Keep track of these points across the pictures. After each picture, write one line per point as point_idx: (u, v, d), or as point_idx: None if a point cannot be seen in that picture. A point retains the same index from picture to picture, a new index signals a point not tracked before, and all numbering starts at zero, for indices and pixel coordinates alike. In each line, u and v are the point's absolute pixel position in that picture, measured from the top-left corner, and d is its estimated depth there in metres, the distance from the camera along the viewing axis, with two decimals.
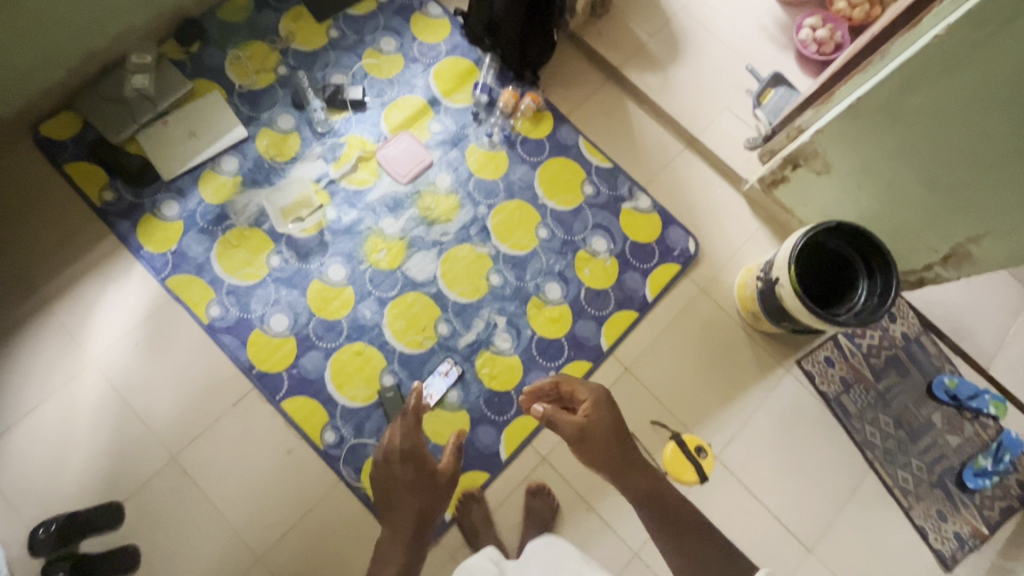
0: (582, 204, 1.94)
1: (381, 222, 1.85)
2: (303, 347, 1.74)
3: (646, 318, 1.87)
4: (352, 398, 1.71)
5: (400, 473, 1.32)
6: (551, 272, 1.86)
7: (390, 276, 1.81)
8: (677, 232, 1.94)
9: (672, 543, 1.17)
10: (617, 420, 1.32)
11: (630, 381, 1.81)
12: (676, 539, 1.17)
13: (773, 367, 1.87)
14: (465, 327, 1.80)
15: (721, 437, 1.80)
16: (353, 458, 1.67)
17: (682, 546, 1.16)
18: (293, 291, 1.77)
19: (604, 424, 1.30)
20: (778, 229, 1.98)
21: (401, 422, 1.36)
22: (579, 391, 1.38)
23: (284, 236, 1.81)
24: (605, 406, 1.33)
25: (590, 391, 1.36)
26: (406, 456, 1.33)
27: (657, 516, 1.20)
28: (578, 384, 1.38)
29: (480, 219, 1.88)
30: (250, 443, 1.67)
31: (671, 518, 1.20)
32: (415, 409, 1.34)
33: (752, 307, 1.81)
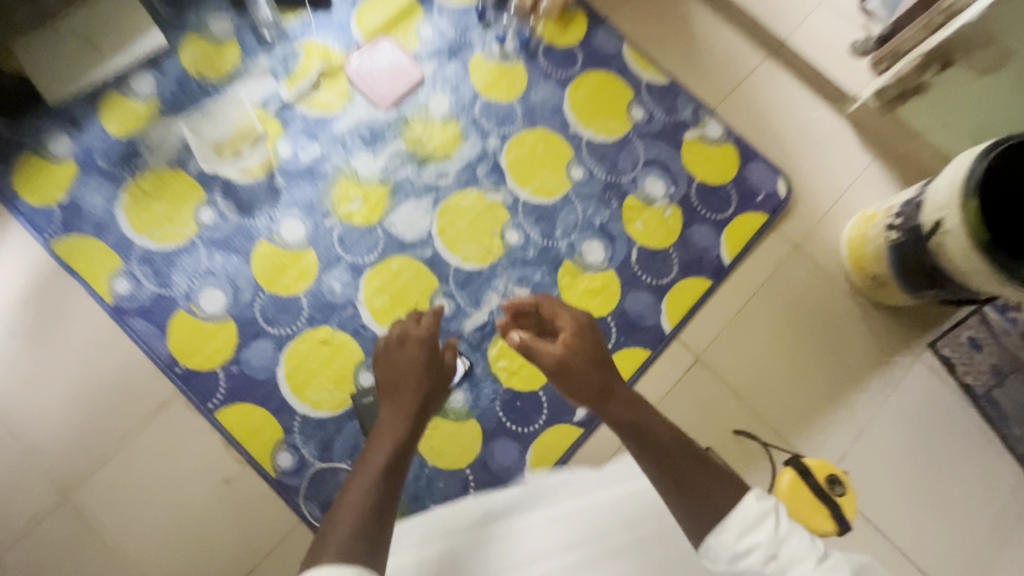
0: (629, 133, 1.41)
1: (353, 160, 1.34)
2: (246, 334, 1.24)
3: (721, 287, 1.36)
4: (316, 405, 1.22)
5: (416, 358, 0.90)
6: (589, 226, 1.35)
7: (367, 234, 1.30)
8: (760, 169, 1.41)
9: (679, 504, 0.71)
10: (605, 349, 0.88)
11: (704, 376, 1.31)
12: (681, 492, 0.72)
13: (898, 352, 1.36)
14: (473, 303, 1.29)
15: (831, 450, 1.30)
16: (318, 490, 1.19)
17: (692, 507, 0.70)
18: (232, 258, 1.27)
19: (584, 352, 0.87)
20: (897, 164, 1.45)
21: (418, 314, 1.00)
22: (558, 316, 0.93)
23: (219, 182, 1.30)
24: (589, 330, 0.90)
25: (569, 315, 0.92)
26: (431, 341, 0.93)
27: (653, 465, 0.75)
28: (559, 306, 0.94)
29: (490, 155, 1.36)
30: (172, 471, 1.19)
31: (677, 470, 0.73)
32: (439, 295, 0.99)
33: (875, 270, 1.29)
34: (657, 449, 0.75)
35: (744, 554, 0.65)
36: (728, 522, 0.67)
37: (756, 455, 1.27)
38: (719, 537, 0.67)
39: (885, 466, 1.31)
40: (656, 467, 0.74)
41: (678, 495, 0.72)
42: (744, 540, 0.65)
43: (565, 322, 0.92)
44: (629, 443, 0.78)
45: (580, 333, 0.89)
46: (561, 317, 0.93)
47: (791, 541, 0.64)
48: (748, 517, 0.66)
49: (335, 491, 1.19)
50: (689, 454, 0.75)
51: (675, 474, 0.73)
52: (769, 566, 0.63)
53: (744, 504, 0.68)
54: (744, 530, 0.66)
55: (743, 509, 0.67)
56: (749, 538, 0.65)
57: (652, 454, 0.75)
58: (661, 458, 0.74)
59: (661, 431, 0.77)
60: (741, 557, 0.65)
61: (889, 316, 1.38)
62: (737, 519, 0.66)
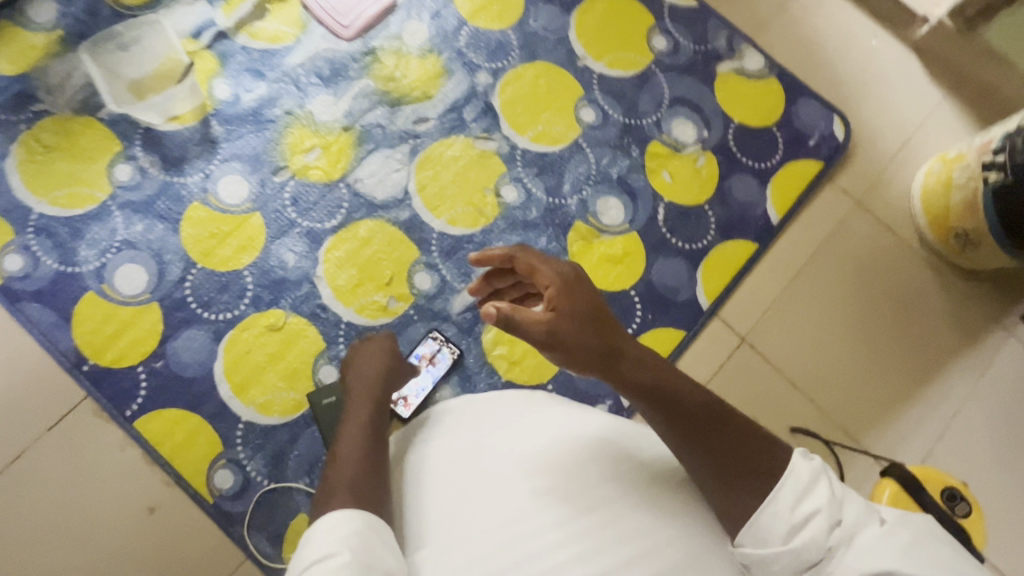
0: (650, 67, 1.15)
1: (309, 101, 1.07)
2: (174, 321, 0.97)
3: (770, 252, 1.10)
4: (264, 409, 0.95)
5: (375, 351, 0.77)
6: (605, 179, 1.09)
7: (328, 192, 1.04)
8: (811, 108, 1.16)
9: (717, 488, 0.56)
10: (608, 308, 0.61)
11: (751, 360, 1.05)
12: (719, 474, 0.55)
13: (988, 327, 1.10)
14: (463, 277, 1.03)
15: (913, 449, 1.04)
16: (266, 517, 0.92)
17: (726, 496, 0.55)
18: (155, 225, 1.00)
19: (578, 312, 0.59)
20: (973, 101, 1.20)
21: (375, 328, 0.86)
22: (541, 271, 0.62)
23: (139, 130, 1.02)
24: (581, 281, 0.62)
25: (549, 264, 0.62)
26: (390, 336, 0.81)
27: (687, 444, 0.56)
28: (537, 258, 0.63)
29: (480, 94, 1.10)
30: (77, 499, 0.91)
31: (714, 447, 0.56)
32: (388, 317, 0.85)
33: (960, 224, 1.05)
34: (691, 423, 0.56)
35: (802, 526, 0.52)
36: (780, 494, 0.54)
37: (818, 456, 1.02)
38: (767, 512, 0.54)
39: (985, 469, 1.03)
40: (686, 445, 0.56)
41: (719, 480, 0.55)
42: (801, 509, 0.53)
43: (543, 275, 0.62)
44: (654, 422, 0.57)
45: (570, 288, 0.60)
46: (537, 268, 0.63)
47: (849, 504, 0.53)
48: (799, 482, 0.54)
49: (289, 518, 0.93)
50: (726, 424, 0.57)
51: (712, 452, 0.56)
52: (835, 536, 0.52)
53: (793, 466, 0.55)
54: (797, 498, 0.53)
55: (794, 469, 0.55)
56: (806, 505, 0.53)
57: (682, 429, 0.56)
58: (694, 433, 0.56)
59: (691, 396, 0.57)
60: (799, 532, 0.52)
61: (973, 283, 1.12)
62: (788, 488, 0.54)
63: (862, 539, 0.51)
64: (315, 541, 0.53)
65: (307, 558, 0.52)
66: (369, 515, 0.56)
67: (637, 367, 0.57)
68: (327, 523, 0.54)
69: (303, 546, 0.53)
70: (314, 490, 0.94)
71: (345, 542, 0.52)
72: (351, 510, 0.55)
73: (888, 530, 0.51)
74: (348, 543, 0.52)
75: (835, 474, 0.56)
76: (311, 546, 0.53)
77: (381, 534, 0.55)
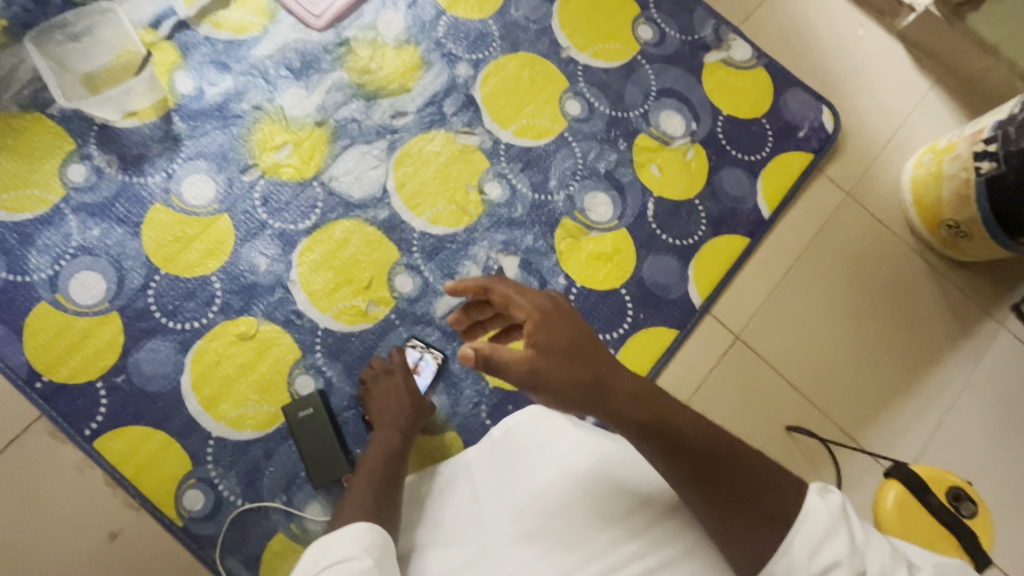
0: (636, 57, 1.11)
1: (279, 95, 1.01)
2: (136, 331, 0.90)
3: (761, 247, 1.07)
4: (236, 424, 0.89)
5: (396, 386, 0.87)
6: (593, 174, 1.05)
7: (301, 191, 0.98)
8: (799, 99, 1.14)
9: (723, 523, 0.58)
10: (591, 336, 0.60)
11: (745, 359, 1.02)
12: (724, 510, 0.58)
13: (979, 318, 1.09)
14: (446, 278, 0.98)
15: (911, 445, 1.01)
16: (240, 539, 0.86)
17: (718, 514, 0.58)
18: (114, 229, 0.93)
19: (558, 347, 0.58)
20: (959, 91, 1.19)
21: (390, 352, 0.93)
22: (517, 306, 0.61)
23: (94, 128, 0.95)
24: (559, 311, 0.61)
25: (526, 295, 0.62)
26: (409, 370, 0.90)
27: (691, 482, 0.58)
28: (512, 291, 0.62)
29: (460, 86, 1.05)
30: (27, 528, 0.83)
31: (716, 484, 0.58)
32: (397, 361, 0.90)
33: (952, 215, 1.03)
34: (694, 460, 0.58)
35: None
36: (791, 542, 0.56)
37: (815, 455, 0.99)
38: (781, 564, 0.55)
39: (981, 462, 1.02)
40: (691, 481, 0.58)
41: (723, 516, 0.58)
42: (820, 559, 0.54)
43: (521, 307, 0.61)
44: (655, 457, 0.59)
45: (549, 322, 0.59)
46: (514, 301, 0.61)
47: (872, 553, 0.55)
48: (821, 527, 0.55)
49: (264, 540, 0.87)
50: (730, 461, 0.59)
51: (717, 490, 0.58)
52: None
53: (808, 512, 0.56)
54: (817, 546, 0.55)
55: (810, 514, 0.56)
56: (825, 555, 0.54)
57: (686, 468, 0.58)
58: (697, 471, 0.58)
59: (692, 431, 0.59)
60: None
61: (963, 274, 1.11)
62: (801, 537, 0.56)
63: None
64: (335, 544, 0.60)
65: (328, 558, 0.59)
66: (385, 534, 0.63)
67: (631, 401, 0.58)
68: (347, 530, 0.61)
69: (323, 548, 0.60)
70: (291, 508, 0.88)
71: (366, 549, 0.60)
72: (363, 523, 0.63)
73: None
74: (369, 551, 0.60)
75: (856, 517, 0.57)
76: (331, 550, 0.60)
77: (393, 552, 0.62)
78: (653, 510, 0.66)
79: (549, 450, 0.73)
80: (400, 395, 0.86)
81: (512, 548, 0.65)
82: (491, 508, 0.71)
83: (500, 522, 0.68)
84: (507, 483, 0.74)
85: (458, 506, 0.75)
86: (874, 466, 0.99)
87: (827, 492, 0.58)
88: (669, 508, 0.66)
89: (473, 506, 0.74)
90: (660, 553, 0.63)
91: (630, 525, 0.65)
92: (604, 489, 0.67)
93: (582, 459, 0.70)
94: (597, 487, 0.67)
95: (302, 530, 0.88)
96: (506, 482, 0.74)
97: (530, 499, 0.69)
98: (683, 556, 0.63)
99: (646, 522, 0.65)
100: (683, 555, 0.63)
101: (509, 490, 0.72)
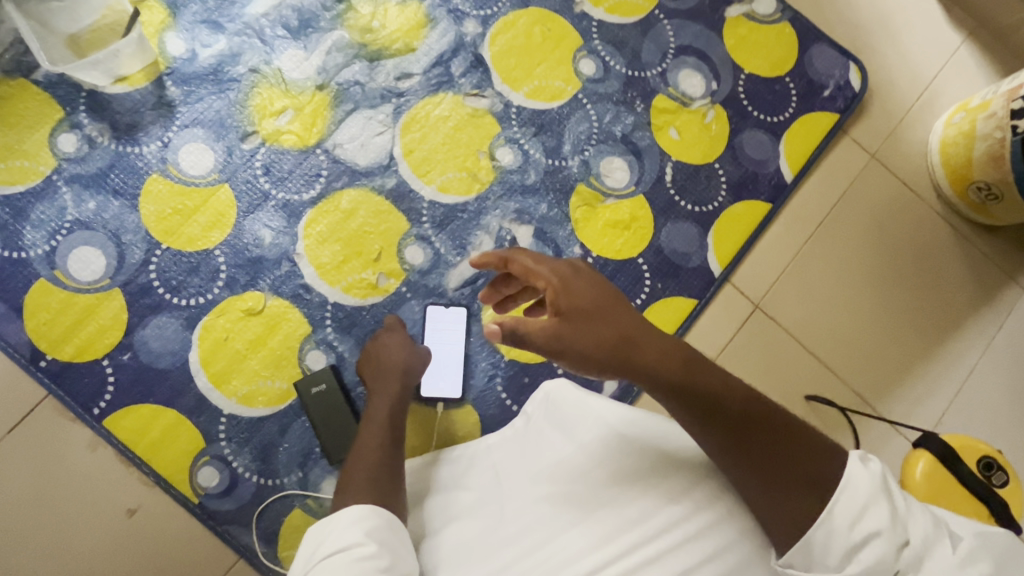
0: (654, 12, 1.05)
1: (277, 57, 0.95)
2: (140, 307, 0.87)
3: (784, 211, 1.03)
4: (248, 400, 0.88)
5: (393, 358, 0.84)
6: (609, 137, 1.00)
7: (304, 160, 0.93)
8: (825, 55, 1.08)
9: (759, 494, 0.57)
10: (615, 296, 0.60)
11: (766, 326, 1.00)
12: (764, 479, 0.56)
13: (1004, 284, 1.07)
14: (458, 249, 0.95)
15: (930, 412, 1.00)
16: (257, 515, 0.86)
17: (755, 484, 0.57)
18: (110, 201, 0.89)
19: (581, 312, 0.58)
20: (992, 46, 1.13)
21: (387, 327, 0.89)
22: (536, 275, 0.61)
23: (83, 94, 0.90)
24: (579, 274, 0.61)
25: (545, 263, 0.62)
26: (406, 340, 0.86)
27: (727, 448, 0.57)
28: (530, 259, 0.62)
29: (468, 45, 0.99)
30: (43, 508, 0.83)
31: (753, 449, 0.56)
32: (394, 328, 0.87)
33: (983, 176, 0.99)
34: (730, 423, 0.57)
35: (861, 548, 0.53)
36: (831, 513, 0.54)
37: (834, 423, 0.98)
38: (820, 531, 0.54)
39: (999, 428, 1.01)
40: (727, 446, 0.57)
41: (765, 484, 0.56)
42: (860, 529, 0.53)
43: (541, 275, 0.61)
44: (688, 420, 0.58)
45: (569, 285, 0.59)
46: (533, 269, 0.61)
47: (915, 523, 0.53)
48: (862, 499, 0.54)
49: (282, 516, 0.86)
50: (769, 423, 0.57)
51: (750, 459, 0.56)
52: (902, 560, 0.51)
53: (849, 479, 0.55)
54: (856, 517, 0.53)
55: (851, 483, 0.55)
56: (865, 526, 0.53)
57: (723, 433, 0.57)
58: (734, 437, 0.57)
59: (724, 392, 0.57)
60: (857, 554, 0.53)
61: (989, 238, 1.08)
62: (842, 507, 0.54)
63: (930, 563, 0.51)
64: (336, 533, 0.60)
65: (329, 547, 0.58)
66: (388, 514, 0.62)
67: (659, 362, 0.57)
68: (344, 515, 0.61)
69: (322, 535, 0.60)
70: (307, 485, 0.87)
71: (369, 534, 0.59)
72: (365, 506, 0.62)
73: (960, 556, 0.51)
74: (372, 536, 0.59)
75: (896, 488, 0.55)
76: (331, 538, 0.59)
77: (398, 534, 0.62)
78: (679, 484, 0.65)
79: (565, 424, 0.73)
80: (393, 364, 0.83)
81: (536, 521, 0.65)
82: (510, 482, 0.71)
83: (522, 497, 0.68)
84: (525, 455, 0.74)
85: (475, 480, 0.74)
86: (893, 433, 0.98)
87: (868, 460, 0.57)
88: (697, 479, 0.65)
89: (491, 480, 0.73)
90: (693, 526, 0.62)
91: (666, 490, 0.64)
92: (619, 455, 0.67)
93: (593, 428, 0.70)
94: (612, 458, 0.67)
95: (319, 505, 0.87)
96: (523, 455, 0.74)
97: (549, 472, 0.68)
98: (720, 520, 0.62)
99: (679, 490, 0.64)
100: (722, 518, 0.63)
101: (528, 462, 0.72)
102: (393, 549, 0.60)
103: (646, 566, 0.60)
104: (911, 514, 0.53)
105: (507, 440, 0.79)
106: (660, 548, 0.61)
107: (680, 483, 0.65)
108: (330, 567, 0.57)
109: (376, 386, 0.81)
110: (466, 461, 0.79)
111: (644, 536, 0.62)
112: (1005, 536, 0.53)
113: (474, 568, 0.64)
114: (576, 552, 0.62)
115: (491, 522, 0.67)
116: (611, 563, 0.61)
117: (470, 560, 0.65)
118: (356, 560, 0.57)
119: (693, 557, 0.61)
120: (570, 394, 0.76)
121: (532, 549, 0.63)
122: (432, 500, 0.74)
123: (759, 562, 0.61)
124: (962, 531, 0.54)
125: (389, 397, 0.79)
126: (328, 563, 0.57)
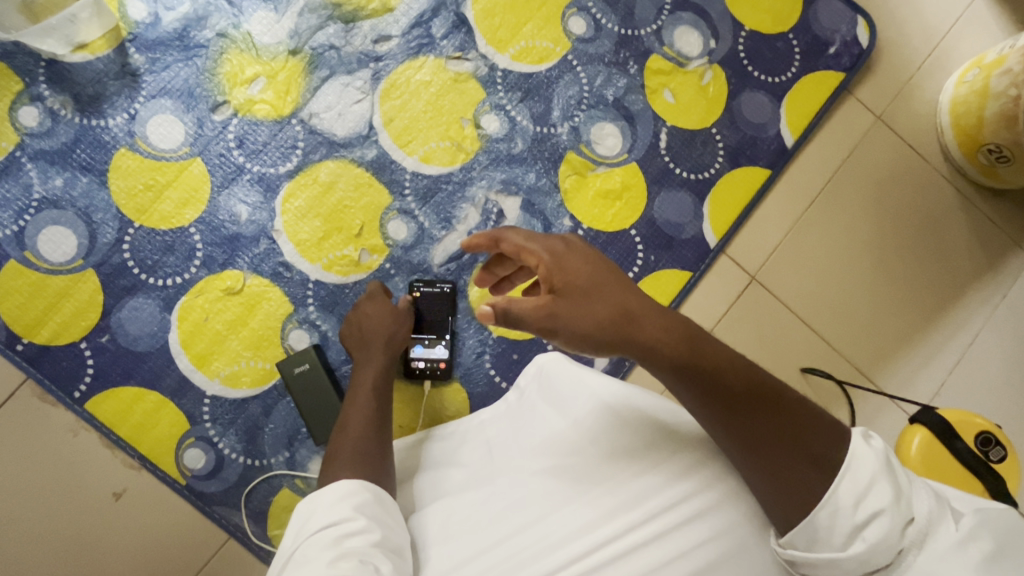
0: None
1: (246, 19, 0.89)
2: (115, 288, 0.85)
3: (783, 178, 0.99)
4: (231, 381, 0.86)
5: (379, 329, 0.81)
6: (600, 101, 0.95)
7: (279, 131, 0.89)
8: (832, 9, 1.01)
9: (758, 472, 0.55)
10: (609, 272, 0.57)
11: (762, 298, 0.97)
12: (768, 461, 0.54)
13: (1010, 250, 1.03)
14: (442, 223, 0.91)
15: (927, 384, 0.98)
16: (244, 496, 0.85)
17: (755, 460, 0.55)
18: (77, 178, 0.85)
19: (576, 289, 0.56)
20: None
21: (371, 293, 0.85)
22: (528, 256, 0.59)
23: (42, 64, 0.85)
24: (572, 250, 0.58)
25: (536, 240, 0.59)
26: (392, 311, 0.83)
27: (728, 427, 0.55)
28: (522, 237, 0.60)
29: (449, 4, 0.93)
30: (29, 491, 0.82)
31: (753, 429, 0.54)
32: (378, 296, 0.84)
33: (993, 138, 0.95)
34: (729, 400, 0.54)
35: (866, 526, 0.51)
36: (836, 491, 0.52)
37: (830, 396, 0.96)
38: (824, 512, 0.52)
39: (999, 399, 0.99)
40: (726, 425, 0.55)
41: (768, 466, 0.54)
42: (864, 507, 0.51)
43: (533, 253, 0.59)
44: (686, 397, 0.56)
45: (561, 263, 0.57)
46: (524, 247, 0.59)
47: (919, 498, 0.51)
48: (864, 477, 0.52)
49: (270, 496, 0.86)
50: (767, 402, 0.55)
51: (751, 437, 0.55)
52: (906, 537, 0.50)
53: (852, 457, 0.53)
54: (860, 496, 0.51)
55: (855, 460, 0.53)
56: (868, 504, 0.51)
57: (723, 411, 0.55)
58: (735, 416, 0.55)
59: (725, 369, 0.55)
60: (862, 532, 0.51)
61: (997, 202, 1.04)
62: (845, 486, 0.52)
63: (933, 541, 0.49)
64: (323, 509, 0.58)
65: (317, 523, 0.57)
66: (375, 488, 0.62)
67: (660, 338, 0.55)
68: (330, 491, 0.60)
69: (309, 511, 0.59)
70: (294, 465, 0.86)
71: (359, 509, 0.58)
72: (355, 483, 0.61)
73: (963, 532, 0.49)
74: (361, 510, 0.59)
75: (900, 465, 0.53)
76: (318, 514, 0.58)
77: (386, 508, 0.61)
78: (673, 466, 0.63)
79: (558, 400, 0.72)
80: (377, 332, 0.81)
81: (531, 495, 0.63)
82: (506, 460, 0.70)
83: (519, 472, 0.67)
84: (519, 432, 0.73)
85: (468, 457, 0.74)
86: (890, 406, 0.97)
87: (870, 437, 0.55)
88: (689, 462, 0.63)
89: (484, 456, 0.73)
90: (687, 509, 0.60)
91: (668, 469, 0.62)
92: (610, 429, 0.65)
93: (586, 403, 0.68)
94: (606, 433, 0.65)
95: (307, 485, 0.86)
96: (517, 432, 0.73)
97: (545, 447, 0.67)
98: (722, 500, 0.61)
99: (679, 470, 0.62)
100: (723, 499, 0.61)
101: (524, 438, 0.71)
102: (377, 521, 0.59)
103: (640, 548, 0.59)
104: (910, 489, 0.51)
105: (500, 415, 0.79)
106: (659, 529, 0.59)
107: (681, 462, 0.63)
108: (315, 544, 0.55)
109: (361, 356, 0.80)
110: (458, 437, 0.79)
111: (641, 517, 0.60)
112: (1006, 511, 0.51)
113: (464, 545, 0.62)
114: (575, 531, 0.60)
115: (484, 499, 0.66)
116: (609, 543, 0.59)
117: (459, 537, 0.63)
118: (347, 535, 0.56)
119: (691, 538, 0.59)
120: (565, 369, 0.74)
121: (526, 526, 0.62)
122: (424, 476, 0.74)
123: (757, 542, 0.59)
124: (963, 507, 0.52)
125: (375, 367, 0.78)
126: (315, 539, 0.56)
